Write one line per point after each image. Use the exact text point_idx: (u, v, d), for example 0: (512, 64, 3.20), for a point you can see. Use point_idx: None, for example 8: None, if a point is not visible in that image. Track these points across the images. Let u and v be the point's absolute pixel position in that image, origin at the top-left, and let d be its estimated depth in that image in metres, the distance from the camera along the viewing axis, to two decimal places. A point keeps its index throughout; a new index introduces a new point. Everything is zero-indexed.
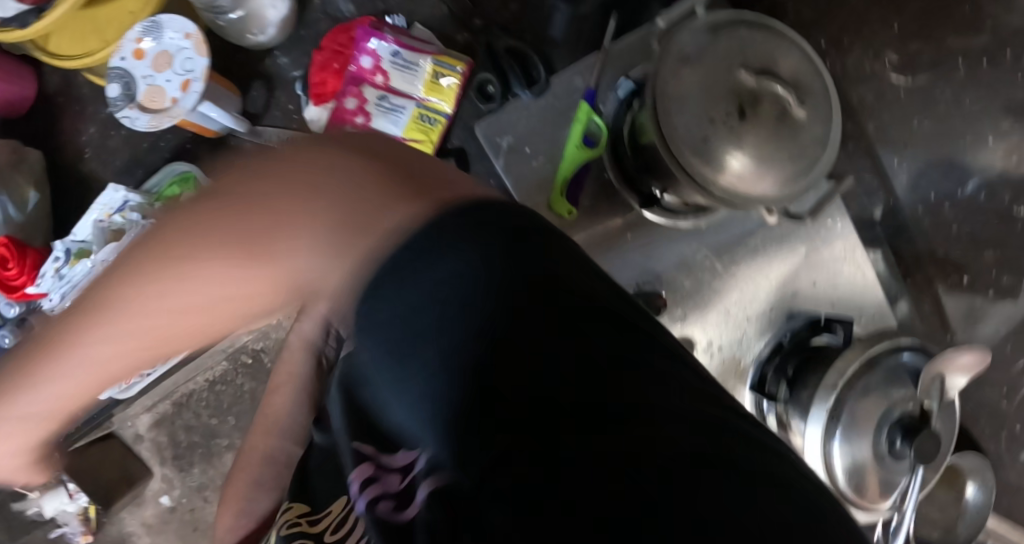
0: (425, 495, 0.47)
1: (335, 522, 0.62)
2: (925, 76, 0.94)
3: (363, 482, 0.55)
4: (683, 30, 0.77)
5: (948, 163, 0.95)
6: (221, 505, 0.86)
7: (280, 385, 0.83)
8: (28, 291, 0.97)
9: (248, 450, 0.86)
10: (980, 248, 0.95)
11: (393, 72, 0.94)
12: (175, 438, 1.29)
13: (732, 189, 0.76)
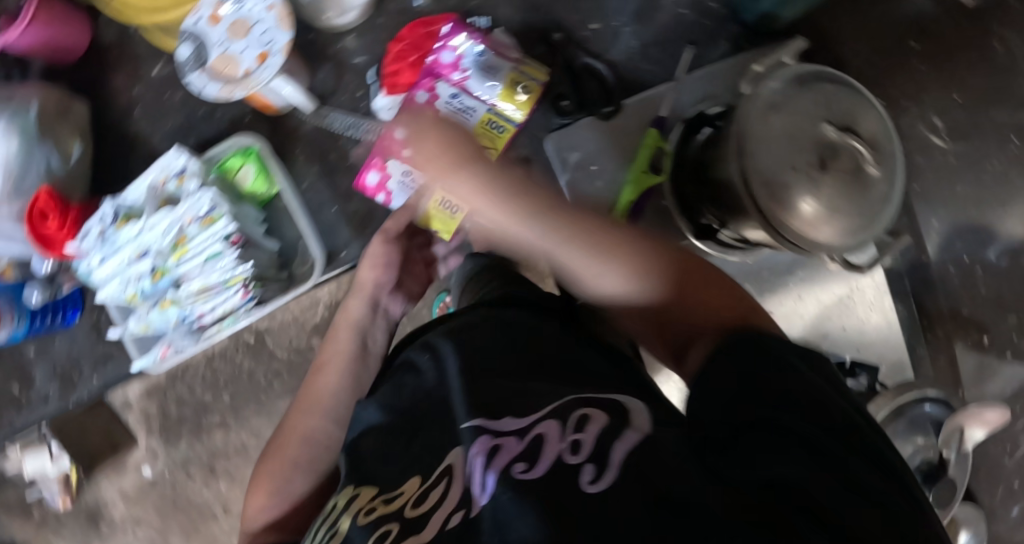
0: (584, 463, 0.52)
1: (416, 497, 0.56)
2: (969, 145, 1.00)
3: (480, 455, 0.55)
4: (772, 79, 0.81)
5: (980, 229, 1.00)
6: (247, 496, 0.82)
7: (330, 365, 0.87)
8: (66, 247, 0.95)
9: (285, 429, 0.84)
10: (1000, 311, 1.01)
11: (472, 71, 0.93)
12: (166, 409, 1.38)
13: (799, 233, 0.79)
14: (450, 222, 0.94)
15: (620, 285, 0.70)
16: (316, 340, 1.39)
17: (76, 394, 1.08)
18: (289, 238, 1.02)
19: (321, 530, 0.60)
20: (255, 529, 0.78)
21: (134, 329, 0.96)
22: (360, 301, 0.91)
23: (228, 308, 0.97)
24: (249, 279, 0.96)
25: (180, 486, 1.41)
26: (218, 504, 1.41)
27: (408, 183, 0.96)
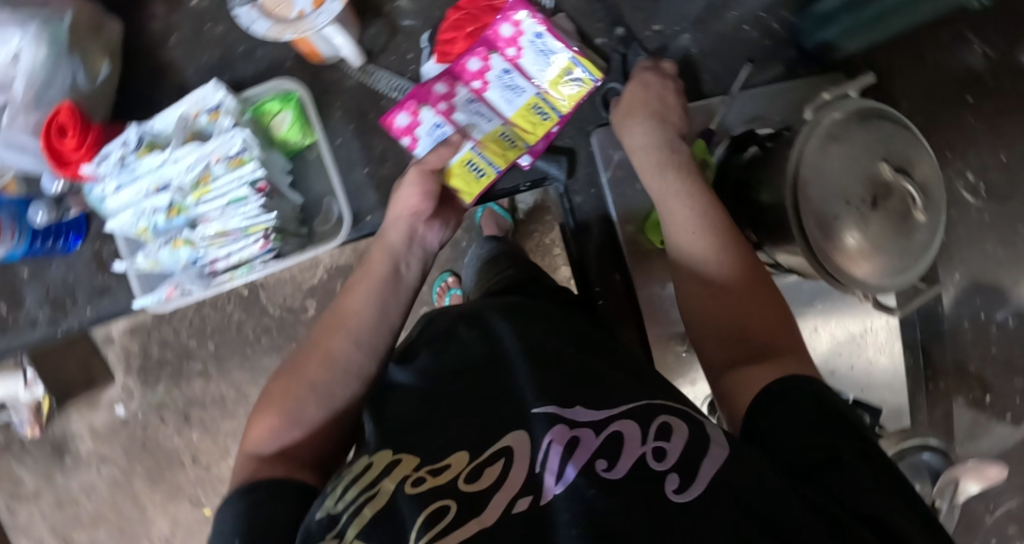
0: (669, 472, 0.56)
1: (469, 473, 0.59)
2: (1002, 205, 1.01)
3: (559, 443, 0.59)
4: (835, 109, 0.81)
5: (1000, 290, 1.02)
6: (251, 417, 0.76)
7: (362, 285, 0.83)
8: (82, 168, 0.90)
9: (311, 342, 0.80)
10: (1006, 373, 1.02)
11: (527, 50, 0.91)
12: (148, 349, 1.36)
13: (841, 266, 0.79)
14: (474, 182, 0.92)
15: (697, 251, 0.78)
16: (310, 302, 1.37)
17: (67, 319, 1.02)
18: (315, 194, 0.99)
19: (348, 491, 0.60)
20: (265, 454, 0.72)
21: (141, 265, 0.93)
22: (399, 227, 0.87)
23: (245, 257, 0.93)
24: (270, 229, 0.92)
25: (152, 429, 1.37)
26: (187, 453, 1.38)
27: (437, 135, 0.92)
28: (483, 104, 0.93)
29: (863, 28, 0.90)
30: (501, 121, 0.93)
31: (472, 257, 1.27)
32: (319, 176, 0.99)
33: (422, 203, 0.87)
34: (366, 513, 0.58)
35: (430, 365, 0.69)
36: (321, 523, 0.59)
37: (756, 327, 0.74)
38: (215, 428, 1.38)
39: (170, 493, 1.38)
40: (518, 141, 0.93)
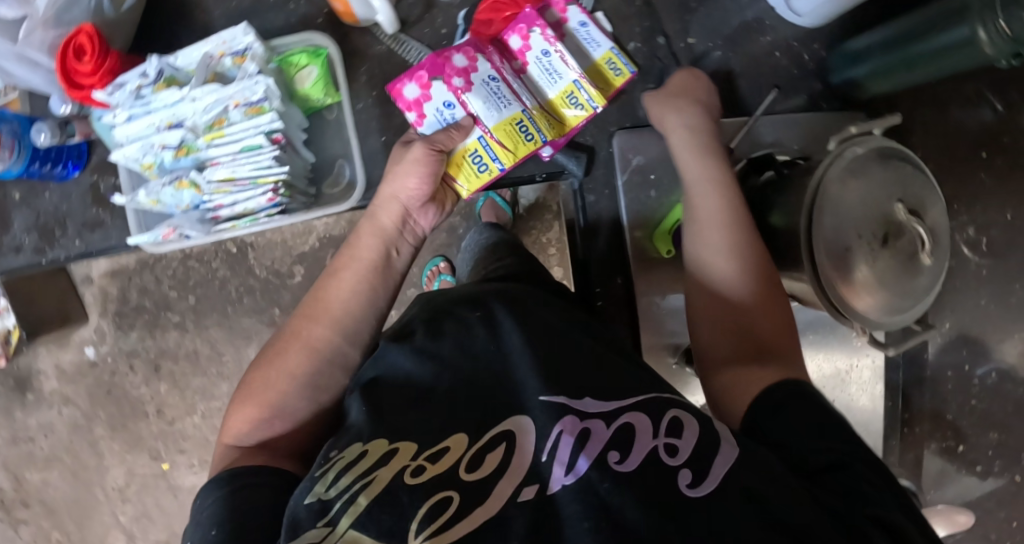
0: (681, 467, 0.58)
1: (469, 457, 0.60)
2: (1004, 265, 1.01)
3: (569, 434, 0.60)
4: (858, 146, 0.82)
5: (991, 347, 1.02)
6: (230, 408, 0.77)
7: (348, 269, 0.82)
8: (95, 94, 0.88)
9: (290, 329, 0.79)
10: (984, 428, 1.03)
11: (571, 37, 0.93)
12: (126, 295, 1.34)
13: (844, 299, 0.80)
14: (474, 176, 0.89)
15: (710, 221, 0.80)
16: (298, 269, 1.35)
17: (53, 250, 1.00)
18: (327, 156, 0.98)
19: (341, 478, 0.60)
20: (247, 445, 0.74)
21: (141, 203, 0.91)
22: (392, 210, 0.85)
23: (250, 208, 0.90)
24: (279, 183, 0.89)
25: (119, 376, 1.35)
26: (152, 405, 1.35)
27: (445, 114, 0.88)
28: (501, 89, 0.88)
29: (890, 70, 0.91)
30: (518, 111, 0.88)
31: (470, 244, 1.27)
32: (334, 138, 0.98)
33: (418, 188, 0.85)
34: (362, 502, 0.58)
35: (430, 344, 0.68)
36: (314, 508, 0.59)
37: (761, 322, 0.75)
38: (184, 383, 1.36)
39: (130, 443, 1.35)
40: (533, 137, 0.88)
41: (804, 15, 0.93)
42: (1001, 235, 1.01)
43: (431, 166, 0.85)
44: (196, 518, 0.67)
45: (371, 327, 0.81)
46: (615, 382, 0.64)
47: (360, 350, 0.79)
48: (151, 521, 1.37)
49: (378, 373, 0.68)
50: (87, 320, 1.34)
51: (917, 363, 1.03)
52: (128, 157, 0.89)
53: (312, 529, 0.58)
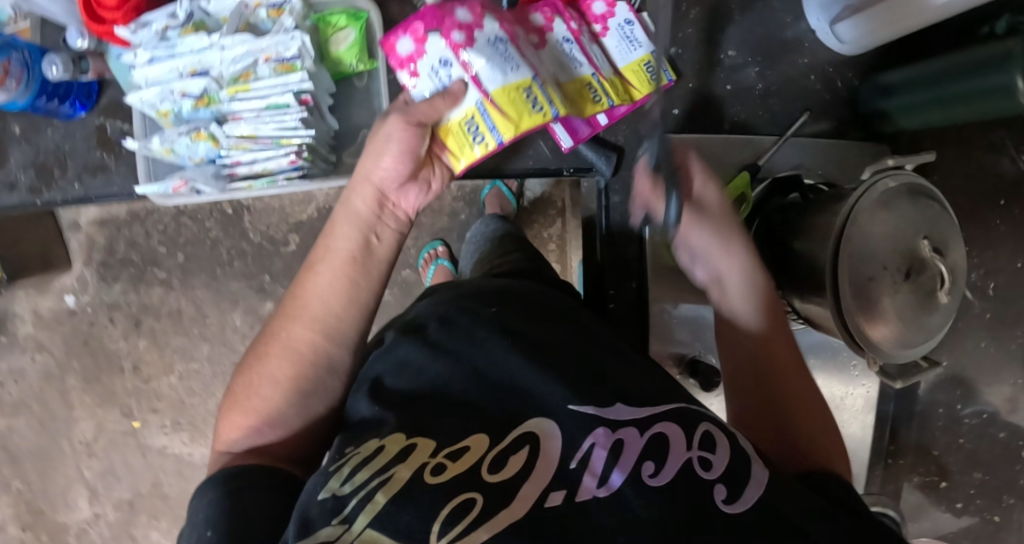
0: (716, 482, 0.58)
1: (491, 458, 0.60)
2: (1011, 313, 1.01)
3: (602, 447, 0.59)
4: (891, 179, 0.82)
5: (985, 389, 1.03)
6: (219, 417, 0.74)
7: (324, 263, 0.77)
8: (117, 30, 0.85)
9: (269, 332, 0.75)
10: (968, 467, 1.04)
11: (613, 31, 0.89)
12: (113, 245, 1.29)
13: (862, 329, 0.80)
14: (469, 148, 0.81)
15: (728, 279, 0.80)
16: (293, 237, 1.32)
17: (49, 192, 0.91)
18: (353, 125, 0.94)
19: (357, 474, 0.60)
20: (238, 451, 0.71)
21: (153, 150, 0.87)
22: (369, 194, 0.79)
23: (269, 168, 0.88)
24: (304, 146, 0.86)
25: (98, 327, 1.31)
26: (128, 361, 1.31)
27: (442, 74, 0.79)
28: (510, 52, 0.78)
29: (922, 107, 0.92)
30: (528, 77, 0.78)
31: (476, 235, 1.25)
32: (360, 107, 0.94)
33: (394, 169, 0.79)
34: (380, 500, 0.58)
35: (443, 337, 0.68)
36: (328, 505, 0.58)
37: (781, 353, 0.78)
38: (164, 341, 1.32)
39: (102, 398, 1.32)
40: (543, 108, 0.79)
41: (847, 43, 0.93)
42: (1009, 281, 1.01)
43: (410, 135, 0.78)
44: (192, 519, 0.63)
45: (357, 324, 0.76)
46: (642, 390, 0.64)
47: (348, 352, 0.75)
48: (116, 478, 1.34)
49: (383, 368, 0.69)
50: (70, 267, 1.29)
51: (909, 397, 1.04)
52: (145, 102, 0.86)
53: (326, 527, 0.58)
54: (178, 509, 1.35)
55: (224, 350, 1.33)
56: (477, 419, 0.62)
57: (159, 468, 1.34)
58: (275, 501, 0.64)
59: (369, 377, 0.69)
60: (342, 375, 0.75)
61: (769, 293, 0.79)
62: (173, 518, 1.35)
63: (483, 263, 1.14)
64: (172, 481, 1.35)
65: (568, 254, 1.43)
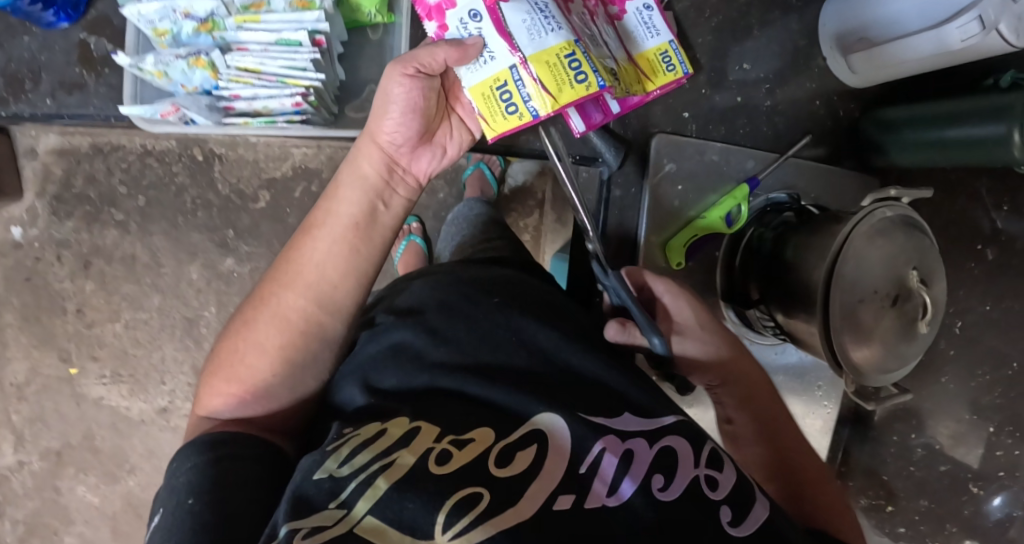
0: (722, 503, 0.62)
1: (496, 452, 0.63)
2: (973, 352, 1.05)
3: (613, 453, 0.64)
4: (890, 209, 0.83)
5: (941, 424, 1.06)
6: (200, 384, 0.75)
7: (324, 228, 0.75)
8: None
9: (258, 297, 0.75)
10: (916, 495, 1.08)
11: (632, 15, 0.89)
12: (68, 179, 1.23)
13: (844, 350, 0.82)
14: (501, 117, 0.79)
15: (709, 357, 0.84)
16: (264, 194, 1.25)
17: (17, 104, 1.00)
18: (361, 79, 1.01)
19: (356, 457, 0.63)
20: (222, 418, 0.72)
21: (147, 69, 0.90)
22: (374, 157, 0.78)
23: (270, 107, 0.93)
24: (309, 89, 0.91)
25: (43, 264, 1.24)
26: (72, 303, 1.25)
27: (472, 28, 0.77)
28: (547, 10, 0.77)
29: (916, 146, 0.93)
30: (570, 40, 0.77)
31: (459, 218, 1.21)
32: (371, 64, 1.00)
33: (398, 130, 0.78)
34: (380, 485, 0.60)
35: (443, 324, 0.72)
36: (325, 486, 0.61)
37: (772, 407, 0.83)
38: (113, 287, 1.25)
39: (40, 339, 1.26)
40: (586, 77, 0.77)
41: (857, 73, 0.96)
42: (975, 323, 1.05)
43: (411, 90, 0.77)
44: (171, 483, 0.66)
45: (352, 292, 0.76)
46: (647, 400, 0.69)
47: (340, 322, 0.75)
48: (45, 426, 1.28)
49: (374, 351, 0.73)
50: (21, 197, 1.23)
51: (864, 424, 1.09)
52: (144, 17, 0.90)
53: (324, 509, 0.60)
54: (108, 464, 1.29)
55: (176, 304, 1.26)
56: (471, 414, 0.66)
57: (92, 419, 1.28)
58: (261, 475, 0.68)
59: (359, 364, 0.73)
60: (333, 344, 0.75)
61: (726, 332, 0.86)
62: (101, 474, 1.29)
63: (465, 248, 1.09)
64: (105, 434, 1.28)
65: (542, 244, 1.37)
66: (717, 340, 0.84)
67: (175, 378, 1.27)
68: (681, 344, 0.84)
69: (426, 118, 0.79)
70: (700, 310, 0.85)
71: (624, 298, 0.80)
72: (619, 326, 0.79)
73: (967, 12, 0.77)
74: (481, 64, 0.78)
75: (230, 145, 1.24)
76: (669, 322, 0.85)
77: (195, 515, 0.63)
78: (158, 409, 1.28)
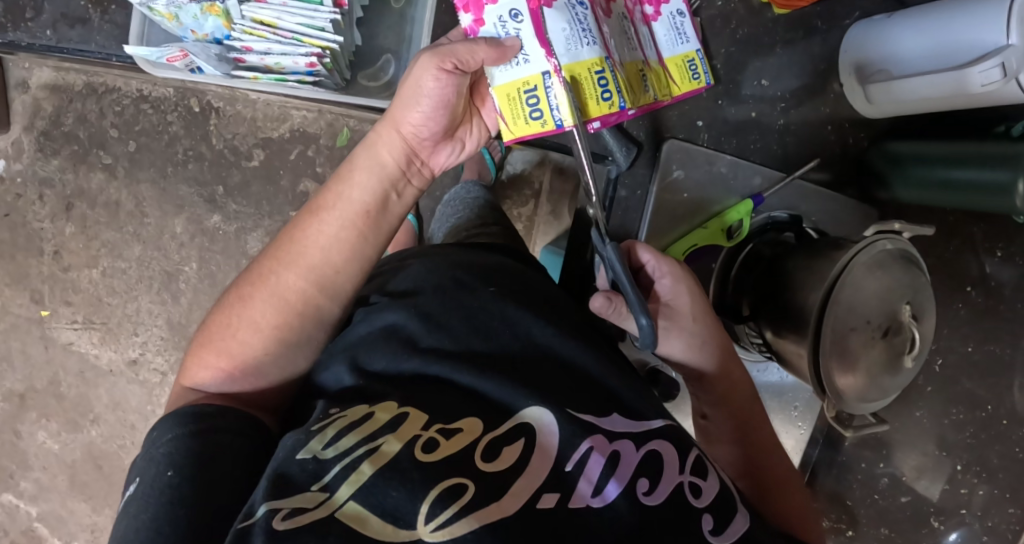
0: (705, 512, 0.63)
1: (483, 445, 0.62)
2: (948, 390, 1.07)
3: (599, 452, 0.63)
4: (892, 241, 0.84)
5: (909, 455, 1.09)
6: (188, 353, 0.75)
7: (333, 212, 0.76)
8: None
9: (257, 273, 0.75)
10: (877, 521, 1.10)
11: (664, 19, 0.92)
12: (58, 117, 1.20)
13: (829, 375, 0.82)
14: (523, 121, 0.78)
15: (700, 355, 0.82)
16: (258, 152, 1.21)
17: (16, 31, 1.01)
18: (376, 48, 1.02)
19: (341, 440, 0.62)
20: (206, 392, 0.73)
21: (157, 10, 0.88)
22: (395, 146, 0.79)
23: (283, 65, 0.92)
24: (326, 52, 0.91)
25: (23, 201, 1.22)
26: (50, 245, 1.23)
27: (510, 28, 0.76)
28: (586, 23, 0.78)
29: (922, 184, 0.94)
30: (601, 57, 0.78)
31: (455, 199, 1.14)
32: (388, 31, 1.02)
33: (424, 124, 0.78)
34: (365, 470, 0.59)
35: (439, 311, 0.71)
36: (308, 467, 0.60)
37: (754, 412, 0.83)
38: (94, 232, 1.22)
39: (13, 278, 1.23)
40: (610, 96, 0.79)
41: (874, 103, 0.97)
42: (956, 363, 1.07)
43: (445, 86, 0.76)
44: (149, 454, 0.66)
45: (353, 278, 0.76)
46: (636, 404, 0.69)
47: (338, 306, 0.76)
48: (10, 367, 1.25)
49: (364, 332, 0.72)
50: (7, 130, 1.20)
51: (834, 446, 1.10)
52: None
53: (306, 491, 0.59)
54: (72, 412, 1.26)
55: (156, 256, 1.23)
56: (460, 403, 0.65)
57: (60, 365, 1.25)
58: (244, 451, 0.67)
59: (348, 345, 0.72)
60: (327, 327, 0.76)
61: (715, 324, 0.84)
62: (65, 421, 1.26)
63: (459, 233, 1.04)
64: (72, 382, 1.25)
65: (532, 238, 1.30)
66: (709, 338, 0.82)
67: (148, 331, 1.24)
68: (670, 327, 0.82)
69: (452, 114, 0.79)
70: (695, 296, 0.82)
71: (618, 271, 0.75)
72: (606, 299, 0.77)
73: (991, 58, 0.78)
74: (513, 64, 0.76)
75: (229, 99, 1.20)
76: (659, 301, 0.82)
77: (173, 488, 0.63)
78: (128, 360, 1.25)
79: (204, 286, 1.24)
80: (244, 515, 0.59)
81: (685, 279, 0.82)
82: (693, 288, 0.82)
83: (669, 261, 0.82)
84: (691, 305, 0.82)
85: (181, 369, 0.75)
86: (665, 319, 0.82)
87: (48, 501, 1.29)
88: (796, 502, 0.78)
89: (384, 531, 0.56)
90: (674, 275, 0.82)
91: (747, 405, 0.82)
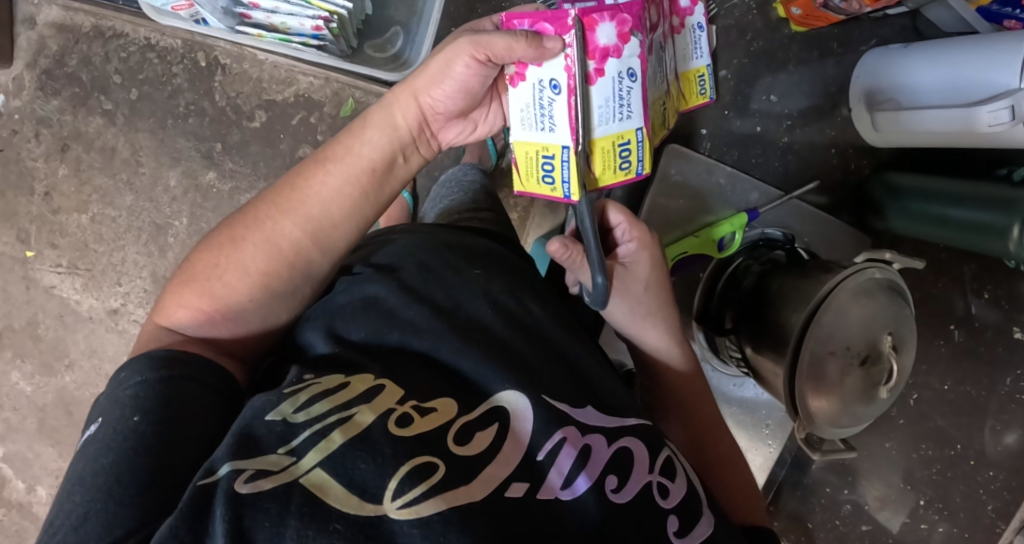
0: (671, 513, 0.63)
1: (456, 429, 0.62)
2: (920, 425, 1.08)
3: (572, 446, 0.63)
4: (881, 270, 0.83)
5: (874, 483, 1.09)
6: (168, 289, 0.74)
7: (341, 163, 0.76)
8: None
9: (254, 216, 0.74)
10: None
11: (686, 30, 0.90)
12: (62, 58, 1.19)
13: (802, 396, 0.82)
14: (535, 180, 0.76)
15: (659, 340, 0.83)
16: (260, 113, 1.20)
17: None
18: (386, 18, 1.03)
19: (314, 406, 0.61)
20: (178, 330, 0.71)
21: None
22: (410, 111, 0.79)
23: (288, 26, 0.92)
24: (333, 16, 0.90)
25: (19, 138, 1.20)
26: (42, 185, 1.22)
27: (546, 95, 0.73)
28: (626, 98, 0.72)
29: (921, 219, 0.93)
30: (633, 129, 0.74)
31: (451, 181, 1.13)
32: (400, 3, 1.03)
33: (444, 100, 0.79)
34: (335, 439, 0.58)
35: (420, 286, 0.71)
36: (277, 429, 0.60)
37: (709, 408, 0.83)
38: (86, 177, 1.22)
39: (3, 213, 1.22)
40: (629, 164, 0.76)
41: (880, 132, 0.97)
42: (931, 400, 1.07)
43: (473, 74, 0.76)
44: (115, 395, 0.65)
45: (347, 235, 0.76)
46: (613, 405, 0.69)
47: (329, 262, 0.75)
48: None
49: (344, 301, 0.72)
50: (8, 66, 1.19)
51: (802, 469, 1.12)
52: None
53: (270, 454, 0.58)
54: (48, 355, 1.26)
55: (147, 207, 1.22)
56: (439, 383, 0.65)
57: (41, 306, 1.24)
58: (211, 401, 0.67)
59: (328, 311, 0.72)
60: (315, 282, 0.75)
61: (674, 325, 0.85)
62: (39, 364, 1.26)
63: (449, 215, 1.04)
64: (50, 324, 1.25)
65: (526, 229, 1.29)
66: (667, 328, 0.84)
67: (131, 282, 1.24)
68: (621, 286, 0.80)
69: (472, 98, 0.80)
70: (654, 265, 0.82)
71: (586, 226, 0.74)
72: (563, 246, 0.75)
73: (1001, 98, 0.77)
74: (538, 127, 0.74)
75: (237, 58, 1.19)
76: (617, 260, 0.81)
77: (139, 435, 0.63)
78: (109, 309, 1.24)
79: (192, 242, 1.23)
80: (204, 471, 0.58)
81: (650, 246, 0.81)
82: (656, 263, 0.82)
83: (640, 227, 0.80)
84: (650, 277, 0.82)
85: (158, 305, 0.74)
86: (618, 279, 0.80)
87: (15, 442, 1.28)
88: (746, 495, 0.78)
89: (348, 502, 0.55)
90: (640, 239, 0.81)
91: (703, 398, 0.83)
